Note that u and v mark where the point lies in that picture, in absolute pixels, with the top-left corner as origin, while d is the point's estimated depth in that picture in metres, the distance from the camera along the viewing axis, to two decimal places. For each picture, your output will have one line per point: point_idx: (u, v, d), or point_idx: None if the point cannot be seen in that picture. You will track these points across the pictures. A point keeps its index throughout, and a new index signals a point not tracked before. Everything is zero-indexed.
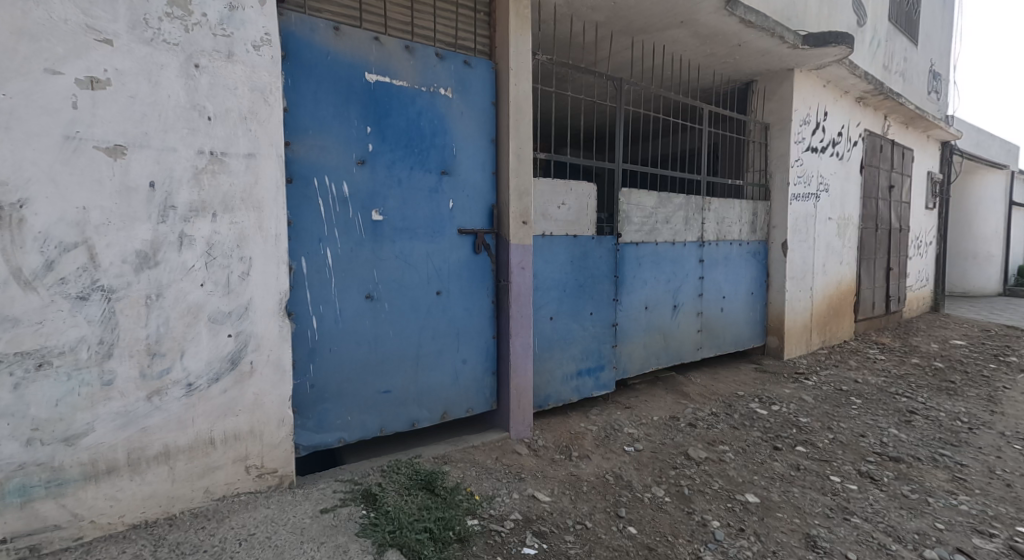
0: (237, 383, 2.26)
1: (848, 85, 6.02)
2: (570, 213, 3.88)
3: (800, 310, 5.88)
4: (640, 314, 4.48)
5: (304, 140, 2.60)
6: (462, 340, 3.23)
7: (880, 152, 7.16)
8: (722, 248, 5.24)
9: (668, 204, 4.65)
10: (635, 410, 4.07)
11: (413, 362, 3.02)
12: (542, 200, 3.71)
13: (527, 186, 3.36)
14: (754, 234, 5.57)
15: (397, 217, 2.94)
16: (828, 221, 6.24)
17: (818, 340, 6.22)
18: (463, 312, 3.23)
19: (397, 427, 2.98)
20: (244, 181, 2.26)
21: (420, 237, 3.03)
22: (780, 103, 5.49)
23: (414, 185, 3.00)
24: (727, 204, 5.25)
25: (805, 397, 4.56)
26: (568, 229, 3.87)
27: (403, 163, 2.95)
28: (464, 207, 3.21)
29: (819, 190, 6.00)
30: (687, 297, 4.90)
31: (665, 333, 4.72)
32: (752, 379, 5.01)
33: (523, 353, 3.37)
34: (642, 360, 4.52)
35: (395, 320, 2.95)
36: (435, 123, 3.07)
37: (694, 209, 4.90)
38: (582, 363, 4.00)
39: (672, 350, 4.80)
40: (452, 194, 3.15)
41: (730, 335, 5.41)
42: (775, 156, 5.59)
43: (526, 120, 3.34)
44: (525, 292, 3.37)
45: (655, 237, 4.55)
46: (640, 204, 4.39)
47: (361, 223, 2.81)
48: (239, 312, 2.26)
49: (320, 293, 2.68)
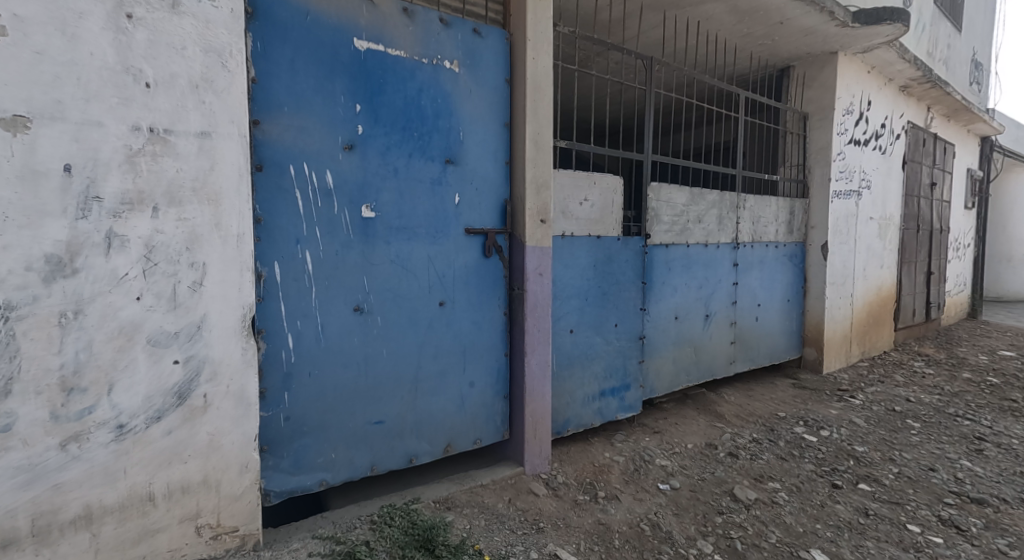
0: (186, 422, 1.78)
1: (893, 73, 5.48)
2: (595, 211, 3.39)
3: (840, 319, 5.35)
4: (669, 325, 3.98)
5: (278, 118, 2.13)
6: (469, 359, 2.76)
7: (922, 147, 6.60)
8: (757, 250, 4.73)
9: (700, 201, 4.15)
10: (665, 436, 3.59)
11: (411, 387, 2.55)
12: (562, 195, 3.23)
13: (547, 179, 2.89)
14: (791, 236, 5.04)
15: (392, 214, 2.47)
16: (869, 221, 5.70)
17: (858, 351, 5.69)
18: (471, 326, 2.75)
19: (392, 464, 2.51)
20: (196, 167, 1.78)
21: (420, 237, 2.56)
22: (820, 90, 4.97)
23: (412, 175, 2.52)
24: (762, 201, 4.74)
25: (856, 420, 4.05)
26: (591, 229, 3.38)
27: (400, 149, 2.48)
28: (473, 202, 2.73)
29: (861, 188, 5.47)
30: (719, 306, 4.40)
31: (696, 346, 4.21)
32: (791, 398, 4.51)
33: (540, 374, 2.91)
34: (671, 377, 4.03)
35: (392, 337, 2.48)
36: (439, 102, 2.59)
37: (728, 207, 4.39)
38: (605, 382, 3.52)
39: (704, 365, 4.30)
40: (458, 186, 2.68)
41: (766, 347, 4.90)
42: (814, 149, 5.06)
43: (545, 102, 2.87)
44: (542, 303, 2.91)
45: (687, 237, 4.04)
46: (671, 201, 3.89)
47: (349, 221, 2.34)
48: (189, 332, 1.79)
49: (298, 306, 2.22)
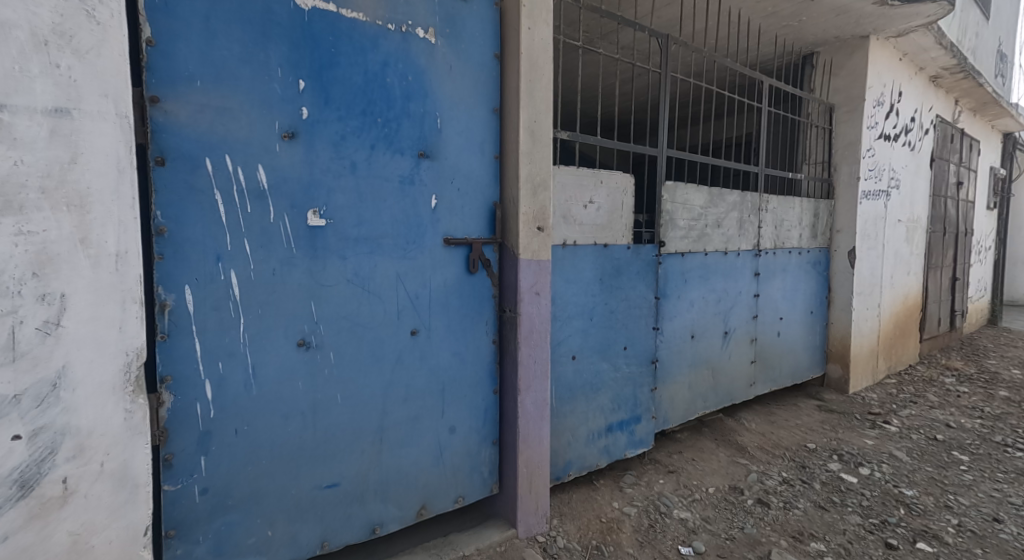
0: (34, 523, 1.24)
1: (926, 61, 4.97)
2: (602, 216, 2.88)
3: (867, 332, 4.86)
4: (685, 346, 3.48)
5: (187, 94, 1.59)
6: (450, 399, 2.24)
7: (949, 143, 6.10)
8: (779, 258, 4.23)
9: (719, 203, 3.64)
10: (681, 476, 3.09)
11: (375, 438, 2.03)
12: (563, 197, 2.71)
13: (546, 179, 2.39)
14: (814, 241, 4.54)
15: (349, 221, 1.94)
16: (897, 224, 5.21)
17: (884, 366, 5.20)
18: (451, 358, 2.24)
19: (350, 537, 1.99)
20: (48, 159, 1.25)
21: (386, 251, 2.03)
22: (849, 79, 4.46)
23: (376, 172, 1.99)
24: (786, 203, 4.23)
25: (896, 453, 3.56)
26: (597, 236, 2.87)
27: (359, 139, 1.95)
28: (453, 206, 2.21)
29: (890, 187, 4.97)
30: (739, 321, 3.90)
31: (714, 369, 3.72)
32: (818, 425, 4.02)
33: (536, 414, 2.40)
34: (686, 404, 3.53)
35: (349, 378, 1.96)
36: (409, 80, 2.06)
37: (750, 210, 3.88)
38: (612, 416, 3.03)
39: (722, 389, 3.80)
40: (434, 185, 2.16)
41: (787, 365, 4.40)
42: (841, 144, 4.55)
43: (543, 83, 2.35)
44: (539, 328, 2.41)
45: (704, 245, 3.54)
46: (688, 203, 3.38)
47: (291, 231, 1.81)
48: (39, 394, 1.24)
49: (220, 344, 1.69)
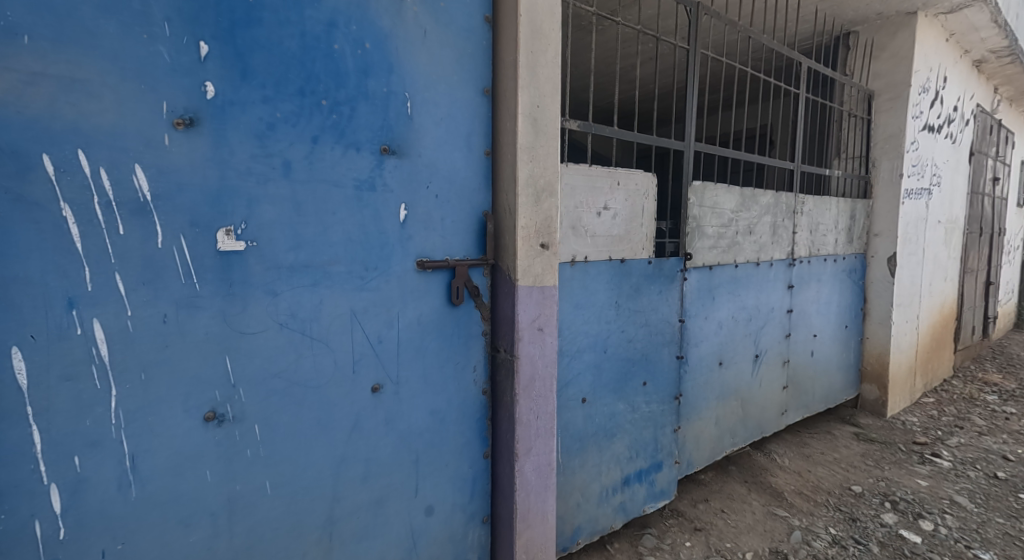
0: None
1: (973, 42, 4.42)
2: (619, 225, 2.37)
3: (906, 347, 4.36)
4: (711, 374, 2.97)
5: (8, 57, 1.04)
6: (427, 471, 1.72)
7: (988, 135, 5.56)
8: (814, 267, 3.71)
9: (751, 206, 3.12)
10: (711, 535, 2.60)
11: (322, 536, 1.50)
12: (573, 203, 2.19)
13: (553, 182, 1.86)
14: (850, 246, 4.01)
15: (282, 243, 1.40)
16: (937, 225, 4.68)
17: (921, 383, 4.71)
18: (428, 418, 1.72)
19: None
20: None
21: (336, 282, 1.50)
22: (892, 63, 3.91)
23: (321, 174, 1.45)
24: (822, 204, 3.70)
25: (958, 499, 3.05)
26: (612, 250, 2.36)
27: (296, 127, 1.40)
28: (429, 220, 1.68)
29: (932, 185, 4.44)
30: (770, 342, 3.39)
31: (743, 399, 3.22)
32: (860, 459, 3.52)
33: (539, 483, 1.88)
34: (712, 443, 3.02)
35: (285, 458, 1.43)
36: (366, 48, 1.50)
37: (784, 213, 3.36)
38: (629, 465, 2.53)
39: (751, 421, 3.29)
40: (404, 192, 1.62)
41: (820, 387, 3.90)
42: (881, 137, 4.01)
43: (548, 57, 1.81)
44: (543, 373, 1.89)
45: (734, 255, 3.03)
46: (717, 207, 2.86)
47: (193, 260, 1.27)
48: None
49: (76, 430, 1.15)
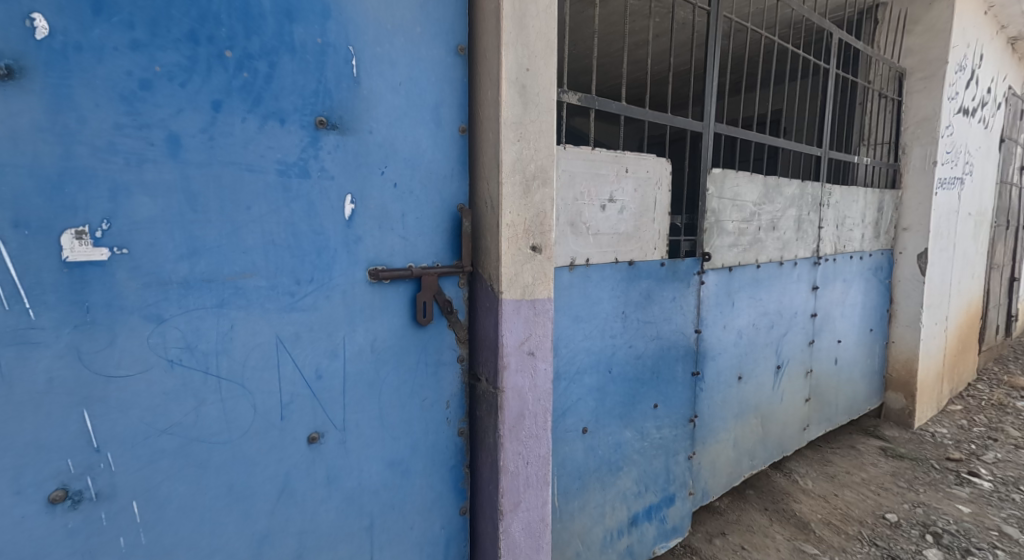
0: None
1: (1011, 16, 4.01)
2: (627, 220, 1.99)
3: (934, 352, 4.00)
4: (730, 390, 2.61)
5: None
6: (384, 538, 1.34)
7: (1018, 121, 5.17)
8: (840, 265, 3.34)
9: (775, 197, 2.73)
10: None
11: None
12: (573, 195, 1.81)
13: (547, 168, 1.47)
14: (877, 242, 3.63)
15: (170, 251, 1.01)
16: (967, 218, 4.31)
17: (948, 389, 4.36)
18: (386, 471, 1.34)
19: None
20: None
21: (254, 302, 1.12)
22: (927, 37, 3.51)
23: (228, 154, 1.06)
24: (851, 194, 3.31)
25: (1009, 530, 2.69)
26: (618, 251, 1.98)
27: (185, 86, 1.00)
28: (385, 217, 1.30)
29: (964, 173, 4.05)
30: (793, 350, 3.02)
31: (763, 416, 2.85)
32: (891, 480, 3.15)
33: (530, 544, 1.51)
34: (730, 467, 2.66)
35: (179, 542, 1.06)
36: None
37: (810, 205, 2.97)
38: (638, 502, 2.16)
39: (772, 439, 2.93)
40: (349, 180, 1.23)
41: (844, 398, 3.54)
42: (913, 120, 3.62)
43: (542, 5, 1.40)
44: (535, 408, 1.51)
45: (756, 254, 2.65)
46: (737, 198, 2.49)
47: (24, 277, 0.89)
48: None
49: None
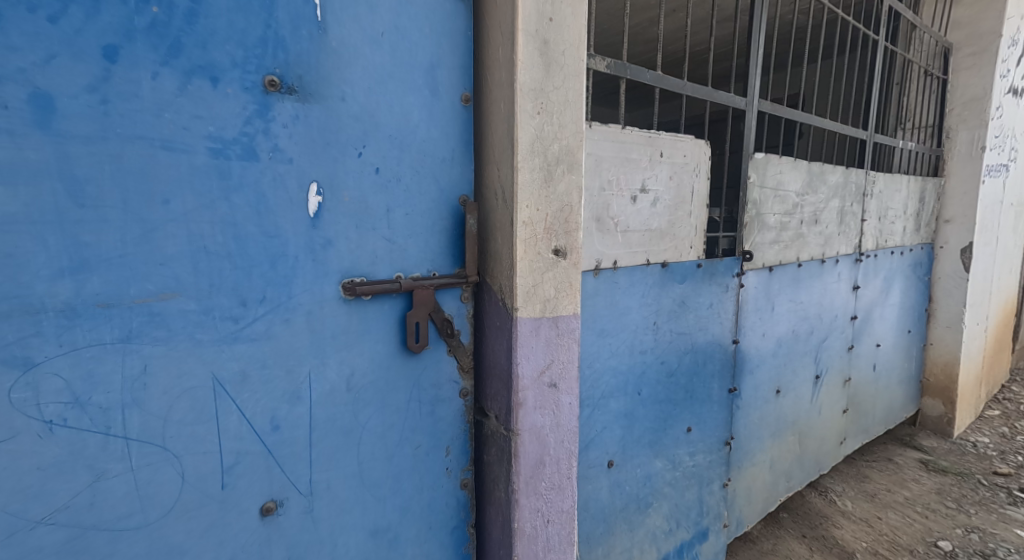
0: None
1: None
2: (661, 214, 1.67)
3: (975, 354, 3.69)
4: (767, 406, 2.31)
5: None
6: None
7: None
8: (881, 262, 3.02)
9: (818, 187, 2.41)
10: None
11: None
12: (600, 184, 1.49)
13: (574, 150, 1.16)
14: (918, 235, 3.31)
15: (42, 264, 0.70)
16: (1010, 209, 3.97)
17: (985, 393, 4.05)
18: (368, 543, 1.04)
19: None
20: None
21: (179, 333, 0.81)
22: (979, 7, 3.15)
23: (129, 123, 0.74)
24: (894, 183, 2.98)
25: None
26: (651, 250, 1.67)
27: (53, 20, 0.69)
28: (364, 213, 0.99)
29: (1010, 160, 3.71)
30: (832, 358, 2.72)
31: (801, 432, 2.56)
32: (938, 499, 2.85)
33: None
34: (766, 492, 2.37)
35: None
36: None
37: (853, 195, 2.65)
38: (668, 541, 1.87)
39: (809, 457, 2.64)
40: (313, 163, 0.91)
41: (882, 406, 3.24)
42: (959, 101, 3.28)
43: None
44: (556, 453, 1.21)
45: (798, 251, 2.34)
46: (780, 187, 2.17)
47: None
48: None
49: None
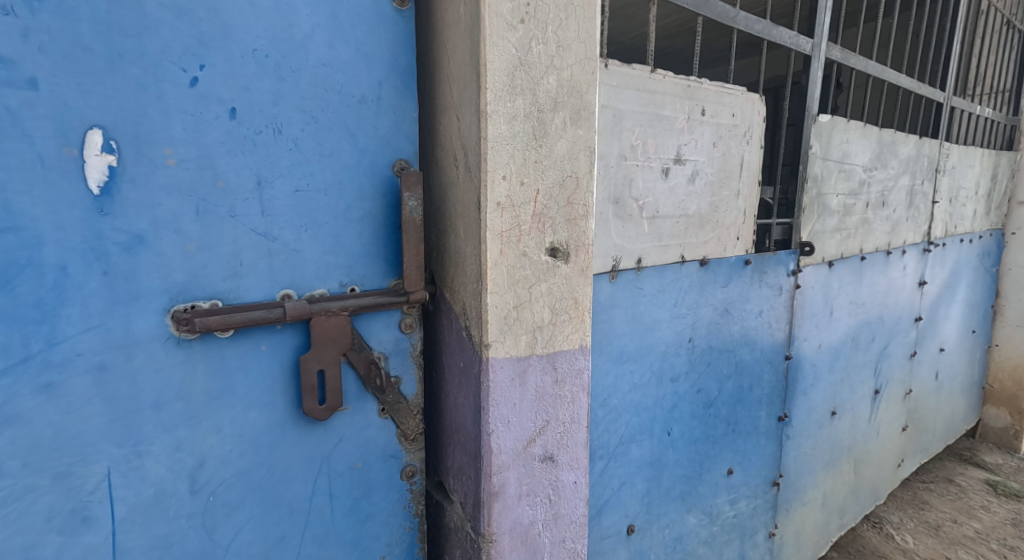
0: None
1: None
2: (700, 195, 1.23)
3: None
4: (821, 432, 1.87)
5: None
6: None
7: None
8: (949, 252, 2.54)
9: (888, 160, 1.94)
10: None
11: None
12: (620, 151, 1.05)
13: (582, 87, 0.72)
14: (989, 220, 2.82)
15: None
16: None
17: None
18: None
19: None
20: None
21: None
22: None
23: None
24: (967, 157, 2.49)
25: None
26: (687, 243, 1.23)
27: None
28: (209, 189, 0.56)
29: None
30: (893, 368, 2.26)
31: (857, 459, 2.12)
32: (1015, 532, 2.39)
33: None
34: (817, 535, 1.94)
35: None
36: None
37: (924, 172, 2.17)
38: None
39: (865, 488, 2.20)
40: (84, 93, 0.49)
41: (943, 420, 2.78)
42: None
43: None
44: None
45: (862, 240, 1.87)
46: (846, 160, 1.71)
47: None
48: None
49: None
